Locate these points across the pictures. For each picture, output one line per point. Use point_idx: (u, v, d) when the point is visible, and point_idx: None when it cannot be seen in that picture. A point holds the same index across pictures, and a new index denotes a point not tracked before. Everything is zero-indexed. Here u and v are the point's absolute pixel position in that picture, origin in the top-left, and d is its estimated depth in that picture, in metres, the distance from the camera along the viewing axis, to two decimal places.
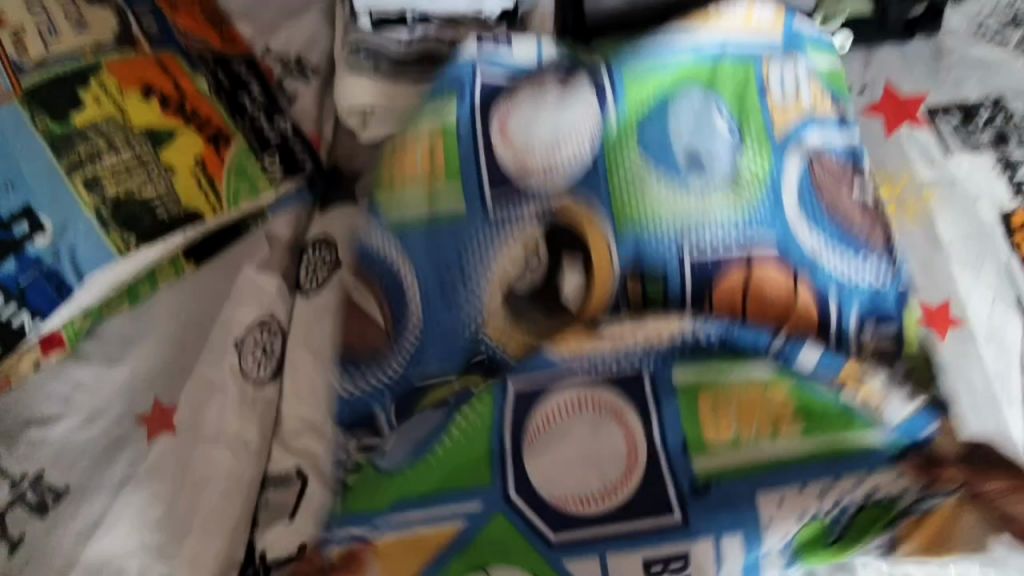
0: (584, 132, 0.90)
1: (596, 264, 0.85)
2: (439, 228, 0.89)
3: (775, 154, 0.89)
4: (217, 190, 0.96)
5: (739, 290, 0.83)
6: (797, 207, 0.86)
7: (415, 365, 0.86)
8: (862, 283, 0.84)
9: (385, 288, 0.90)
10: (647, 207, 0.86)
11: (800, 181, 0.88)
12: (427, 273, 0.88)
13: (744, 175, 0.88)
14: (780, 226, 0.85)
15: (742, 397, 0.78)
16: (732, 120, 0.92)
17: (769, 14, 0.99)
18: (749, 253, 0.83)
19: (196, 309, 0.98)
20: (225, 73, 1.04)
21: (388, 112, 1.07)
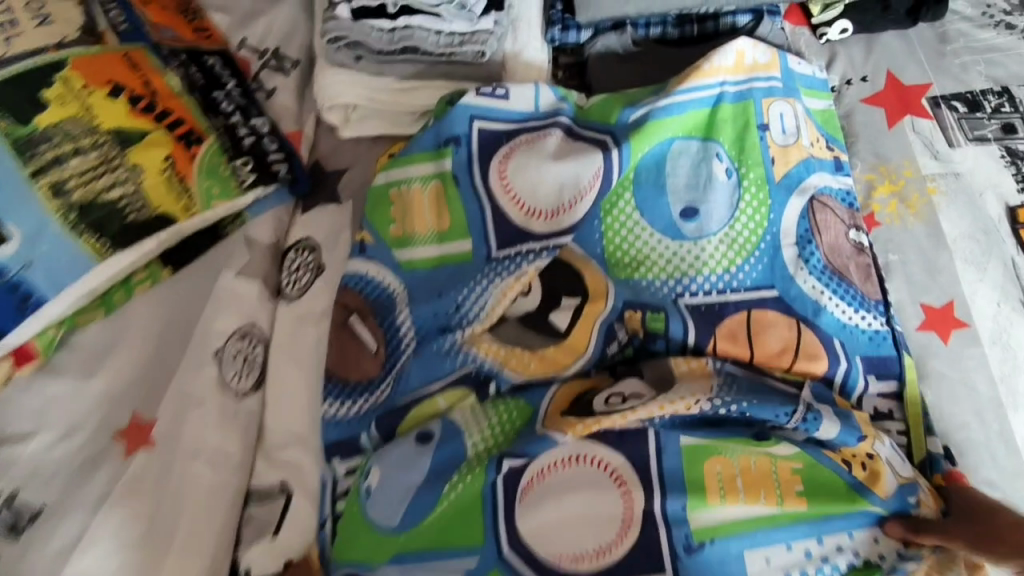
0: (587, 178, 0.91)
1: (584, 318, 0.87)
2: (441, 268, 0.93)
3: (775, 198, 0.90)
4: (189, 192, 0.90)
5: (744, 345, 0.84)
6: (798, 256, 0.88)
7: (402, 387, 0.88)
8: (867, 328, 0.85)
9: (380, 329, 0.92)
10: (638, 251, 0.90)
11: (799, 224, 0.89)
12: (425, 319, 0.91)
13: (741, 225, 0.89)
14: (777, 279, 0.87)
15: (752, 469, 0.75)
16: (732, 167, 0.92)
17: (766, 56, 0.97)
18: (743, 298, 0.87)
19: (173, 318, 0.94)
20: (197, 68, 0.98)
21: (371, 114, 1.05)
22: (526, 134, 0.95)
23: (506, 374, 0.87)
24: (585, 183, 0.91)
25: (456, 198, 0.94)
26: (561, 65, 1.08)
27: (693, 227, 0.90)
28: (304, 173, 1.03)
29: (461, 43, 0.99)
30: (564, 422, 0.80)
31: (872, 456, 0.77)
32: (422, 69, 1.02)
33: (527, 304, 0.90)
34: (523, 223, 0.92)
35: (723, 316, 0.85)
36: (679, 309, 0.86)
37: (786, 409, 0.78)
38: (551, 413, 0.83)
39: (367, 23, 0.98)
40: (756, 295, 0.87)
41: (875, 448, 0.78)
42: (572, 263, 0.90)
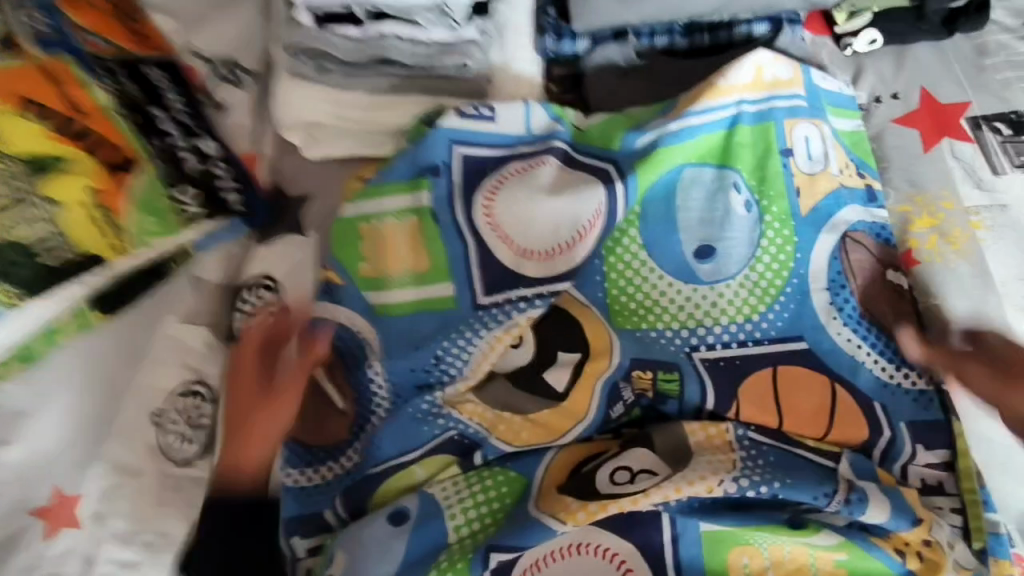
0: (587, 216, 0.79)
1: (585, 376, 0.76)
2: (419, 315, 0.80)
3: (802, 236, 0.80)
4: (119, 229, 0.78)
5: (772, 409, 0.74)
6: (828, 302, 0.78)
7: (372, 457, 0.75)
8: (908, 388, 0.75)
9: (348, 386, 0.79)
10: (647, 298, 0.79)
11: (830, 265, 0.79)
12: (400, 376, 0.78)
13: (763, 267, 0.79)
14: (806, 328, 0.77)
15: (786, 561, 0.66)
16: (752, 199, 0.81)
17: (788, 71, 0.85)
18: (768, 351, 0.76)
19: (106, 372, 0.78)
20: (135, 81, 0.85)
21: (340, 133, 0.92)
22: (519, 161, 0.83)
23: (495, 444, 0.74)
24: (585, 220, 0.79)
25: (435, 237, 0.81)
26: (556, 78, 0.94)
27: (710, 270, 0.79)
28: (263, 204, 0.88)
29: (441, 54, 0.86)
30: (563, 504, 0.69)
31: (930, 543, 0.67)
32: (397, 83, 0.89)
33: (519, 361, 0.78)
34: (514, 265, 0.79)
35: (744, 372, 0.75)
36: (694, 366, 0.76)
37: (825, 490, 0.68)
38: (547, 489, 0.72)
39: (331, 31, 0.85)
40: (783, 347, 0.77)
41: (933, 532, 0.68)
42: (570, 313, 0.79)
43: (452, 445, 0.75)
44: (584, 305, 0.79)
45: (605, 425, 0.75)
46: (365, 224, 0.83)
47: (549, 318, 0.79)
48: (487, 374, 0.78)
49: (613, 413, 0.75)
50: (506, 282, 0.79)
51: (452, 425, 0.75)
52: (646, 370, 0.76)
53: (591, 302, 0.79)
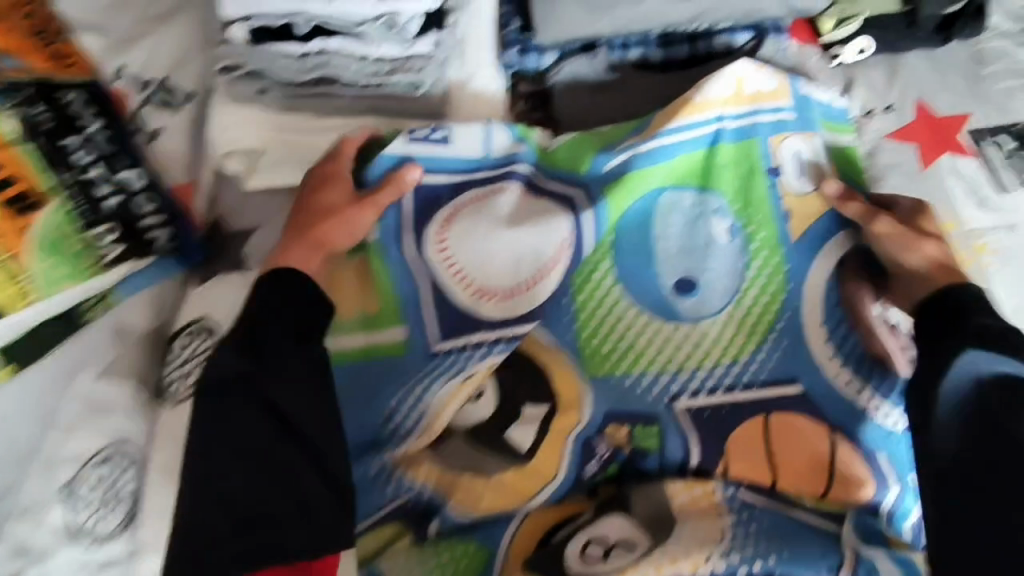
0: (548, 251, 0.72)
1: (553, 433, 0.68)
2: (368, 366, 0.71)
3: (792, 265, 0.72)
4: (23, 278, 0.68)
5: (764, 465, 0.67)
6: (824, 339, 0.70)
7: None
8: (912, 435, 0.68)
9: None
10: (622, 339, 0.71)
11: (825, 295, 0.71)
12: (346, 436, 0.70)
13: (750, 301, 0.72)
14: (800, 370, 0.70)
15: None
16: (737, 226, 0.73)
17: (773, 82, 0.77)
18: (756, 396, 0.69)
19: (17, 438, 0.71)
20: (45, 105, 0.73)
21: (285, 162, 0.82)
22: (473, 189, 0.75)
23: (455, 512, 0.67)
24: (548, 256, 0.72)
25: (384, 280, 0.72)
26: (522, 95, 0.86)
27: (693, 304, 0.72)
28: (193, 239, 0.81)
29: (392, 71, 0.78)
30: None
31: None
32: (346, 105, 0.82)
33: (482, 415, 0.70)
34: (472, 306, 0.71)
35: (732, 425, 0.68)
36: (675, 418, 0.69)
37: (829, 563, 0.62)
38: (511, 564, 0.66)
39: (271, 48, 0.76)
40: (777, 391, 0.69)
41: None
42: (537, 360, 0.70)
43: (407, 511, 0.68)
44: (552, 349, 0.71)
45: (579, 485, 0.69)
46: None
47: (514, 366, 0.71)
48: (443, 431, 0.70)
49: (588, 472, 0.69)
50: (465, 325, 0.71)
51: (411, 491, 0.68)
52: (621, 422, 0.69)
53: (560, 346, 0.71)
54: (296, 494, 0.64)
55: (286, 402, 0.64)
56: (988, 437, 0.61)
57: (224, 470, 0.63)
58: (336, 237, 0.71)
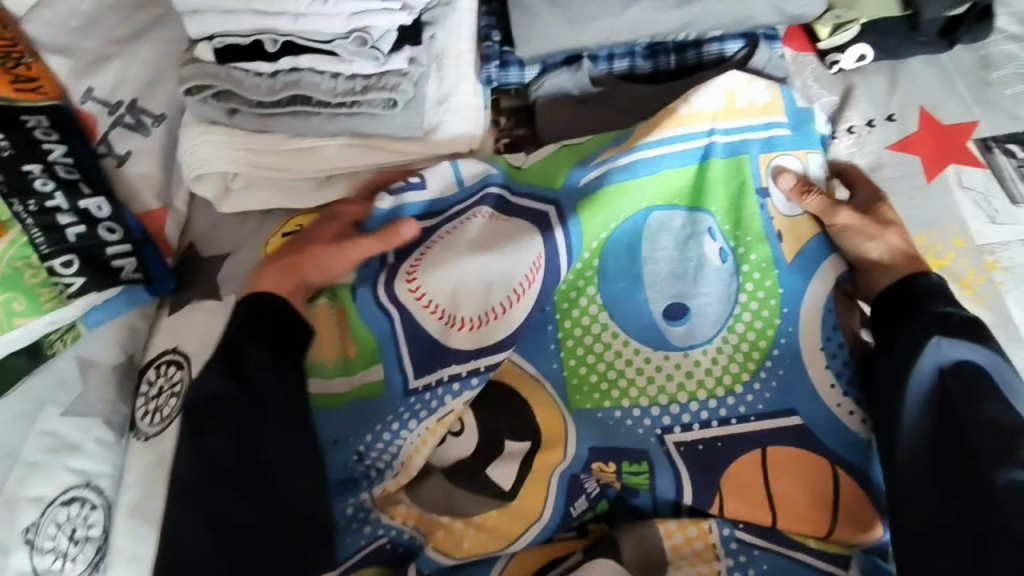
0: (521, 273, 0.67)
1: (536, 469, 0.64)
2: (339, 408, 0.68)
3: (785, 288, 0.68)
4: None
5: (762, 503, 0.63)
6: (823, 365, 0.66)
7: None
8: None
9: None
10: (606, 369, 0.67)
11: (824, 318, 0.67)
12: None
13: (744, 327, 0.68)
14: (797, 400, 0.65)
15: None
16: (726, 247, 0.70)
17: (766, 95, 0.73)
18: (750, 428, 0.65)
19: None
20: (6, 131, 0.73)
21: (256, 182, 0.80)
22: (447, 224, 0.71)
23: (433, 556, 0.64)
24: (519, 279, 0.67)
25: (355, 317, 0.69)
26: (504, 110, 0.84)
27: (684, 331, 0.68)
28: (164, 266, 0.77)
29: (366, 89, 0.74)
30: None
31: None
32: (320, 126, 0.76)
33: (461, 452, 0.66)
34: (445, 337, 0.67)
35: (728, 460, 0.64)
36: (666, 454, 0.65)
37: None
38: None
39: (239, 66, 0.73)
40: (774, 423, 0.65)
41: None
42: (517, 397, 0.67)
43: (384, 555, 0.65)
44: (534, 382, 0.67)
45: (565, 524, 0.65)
46: None
47: (495, 403, 0.67)
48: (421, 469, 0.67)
49: (577, 510, 0.65)
50: (439, 359, 0.67)
51: (390, 535, 0.64)
52: (608, 456, 0.65)
53: (542, 378, 0.67)
54: (288, 513, 0.61)
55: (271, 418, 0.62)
56: (946, 426, 0.59)
57: (213, 487, 0.60)
58: (315, 278, 0.69)
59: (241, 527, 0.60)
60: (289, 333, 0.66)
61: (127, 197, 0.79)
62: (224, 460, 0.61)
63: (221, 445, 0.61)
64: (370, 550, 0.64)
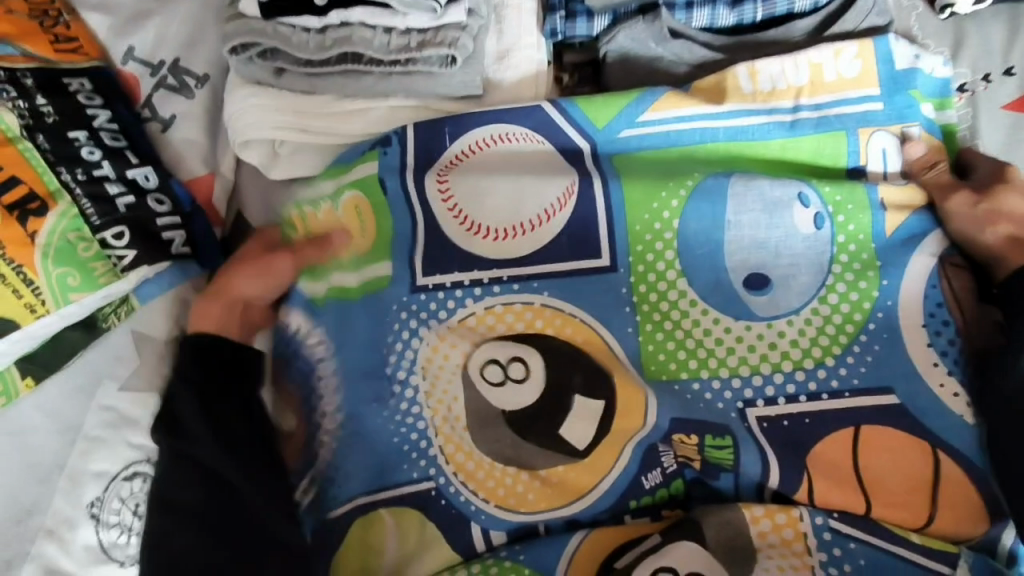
0: (552, 200, 0.67)
1: (611, 434, 0.61)
2: (354, 300, 0.68)
3: (891, 266, 0.62)
4: (33, 288, 0.64)
5: (853, 484, 0.58)
6: (926, 346, 0.60)
7: (334, 492, 0.65)
8: None
9: (291, 389, 0.68)
10: (697, 327, 0.63)
11: (926, 295, 0.62)
12: (353, 367, 0.66)
13: (838, 299, 0.62)
14: (893, 378, 0.60)
15: None
16: (824, 211, 0.64)
17: (855, 67, 0.67)
18: (845, 405, 0.60)
19: (38, 456, 0.67)
20: (48, 95, 0.70)
21: (306, 147, 0.75)
22: (501, 125, 0.70)
23: (498, 515, 0.62)
24: (549, 202, 0.67)
25: (381, 216, 0.70)
26: (567, 65, 0.78)
27: (774, 299, 0.63)
28: (211, 240, 0.76)
29: (421, 45, 0.68)
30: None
31: None
32: (376, 87, 0.70)
33: (534, 410, 0.62)
34: (467, 245, 0.67)
35: (815, 439, 0.60)
36: (749, 430, 0.60)
37: None
38: None
39: (287, 22, 0.68)
40: (872, 399, 0.60)
41: None
42: (589, 370, 0.63)
43: (445, 523, 0.62)
44: (611, 351, 0.63)
45: (634, 497, 0.61)
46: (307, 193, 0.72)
47: (572, 372, 0.63)
48: (484, 436, 0.63)
49: (655, 480, 0.61)
50: (500, 318, 0.65)
51: (454, 502, 0.62)
52: (682, 420, 0.61)
53: (620, 347, 0.64)
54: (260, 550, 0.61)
55: (205, 450, 0.63)
56: None
57: (172, 532, 0.61)
58: (244, 287, 0.69)
59: (206, 562, 0.60)
60: (243, 351, 0.68)
61: (173, 163, 0.76)
62: (189, 506, 0.62)
63: (188, 494, 0.62)
64: (434, 522, 0.62)
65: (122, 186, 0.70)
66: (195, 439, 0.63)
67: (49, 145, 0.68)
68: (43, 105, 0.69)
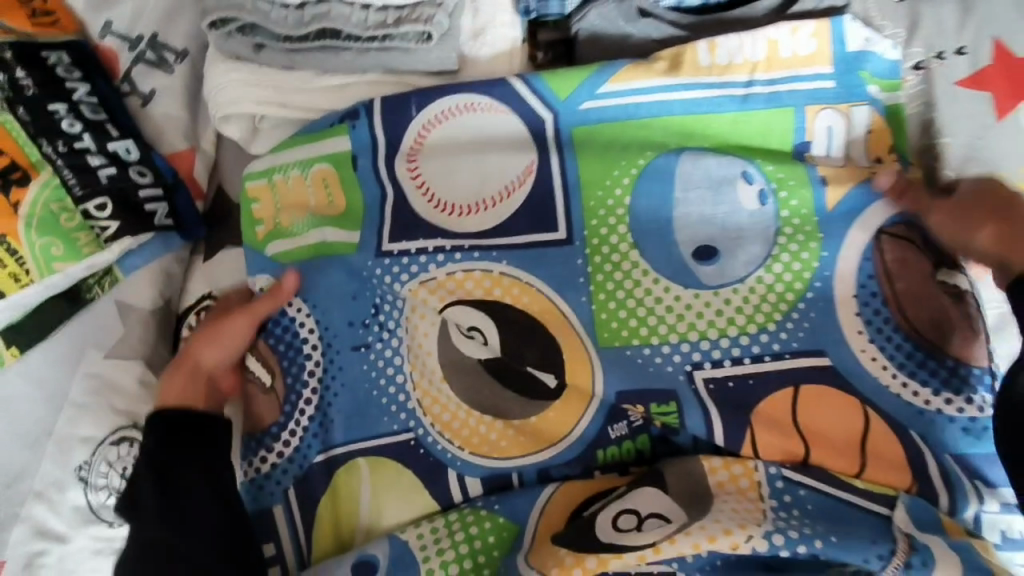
0: (512, 176, 0.70)
1: (569, 390, 0.65)
2: (320, 260, 0.71)
3: (828, 236, 0.66)
4: (20, 258, 0.67)
5: (793, 438, 0.61)
6: (853, 313, 0.63)
7: (317, 439, 0.68)
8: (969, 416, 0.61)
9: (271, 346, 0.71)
10: (654, 288, 0.66)
11: (860, 268, 0.65)
12: (336, 321, 0.69)
13: (781, 269, 0.65)
14: (830, 343, 0.63)
15: None
16: (767, 188, 0.67)
17: (812, 44, 0.71)
18: (784, 366, 0.63)
19: (24, 421, 0.69)
20: (27, 67, 0.70)
21: (286, 122, 0.77)
22: (467, 96, 0.72)
23: (474, 461, 0.65)
24: (509, 180, 0.70)
25: (352, 189, 0.73)
26: (541, 43, 0.80)
27: (724, 267, 0.66)
28: (197, 213, 0.76)
29: (398, 21, 0.70)
30: (555, 557, 0.58)
31: None
32: (352, 63, 0.72)
33: (502, 362, 0.66)
34: (433, 220, 0.70)
35: (759, 397, 0.62)
36: (695, 393, 0.63)
37: (879, 551, 0.55)
38: (544, 534, 0.62)
39: None
40: (803, 362, 0.63)
41: None
42: (552, 333, 0.66)
43: (420, 472, 0.66)
44: (577, 311, 0.66)
45: (601, 448, 0.65)
46: (282, 163, 0.74)
47: (534, 337, 0.66)
48: (450, 394, 0.66)
49: (621, 431, 0.65)
50: (463, 284, 0.68)
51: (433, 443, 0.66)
52: (631, 380, 0.64)
53: (585, 311, 0.66)
54: None
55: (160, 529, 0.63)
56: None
57: None
58: (203, 355, 0.69)
59: None
60: (207, 425, 0.68)
61: (152, 137, 0.77)
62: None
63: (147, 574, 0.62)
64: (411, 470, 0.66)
65: (105, 160, 0.71)
66: (149, 521, 0.63)
67: (33, 119, 0.69)
68: (24, 79, 0.70)
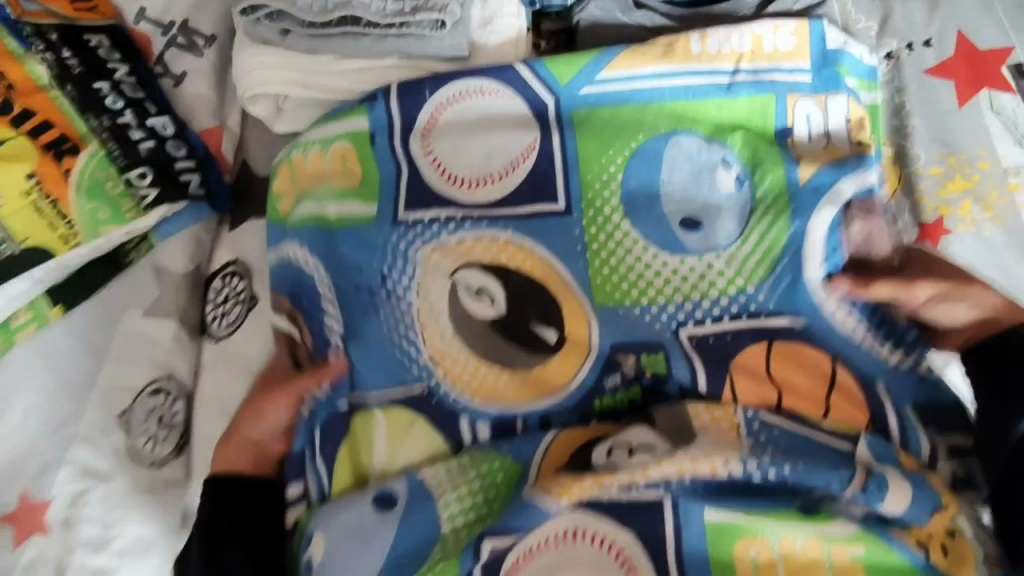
0: (517, 153, 0.77)
1: (569, 346, 0.72)
2: (338, 230, 0.76)
3: (796, 213, 0.72)
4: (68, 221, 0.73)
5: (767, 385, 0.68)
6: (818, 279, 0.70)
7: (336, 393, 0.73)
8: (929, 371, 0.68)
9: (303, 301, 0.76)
10: (642, 255, 0.73)
11: (825, 240, 0.71)
12: (345, 289, 0.75)
13: (752, 243, 0.72)
14: (800, 305, 0.70)
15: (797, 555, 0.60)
16: (743, 171, 0.75)
17: (791, 42, 0.78)
18: (760, 324, 0.70)
19: (69, 373, 0.75)
20: (72, 49, 0.77)
21: (308, 103, 0.82)
22: (476, 81, 0.78)
23: (482, 408, 0.72)
24: (515, 156, 0.77)
25: (369, 167, 0.79)
26: (544, 32, 0.87)
27: (704, 239, 0.72)
28: (225, 188, 0.82)
29: (414, 10, 0.77)
30: (557, 481, 0.65)
31: (955, 533, 0.61)
32: (371, 48, 0.79)
33: (508, 321, 0.73)
34: (445, 193, 0.77)
35: (738, 350, 0.69)
36: (680, 345, 0.71)
37: (841, 476, 0.62)
38: (546, 469, 0.68)
39: None
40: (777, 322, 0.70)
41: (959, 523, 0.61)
42: (553, 294, 0.73)
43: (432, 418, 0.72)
44: (576, 274, 0.73)
45: (597, 397, 0.71)
46: (306, 141, 0.81)
47: (535, 298, 0.73)
48: (460, 350, 0.73)
49: (615, 382, 0.71)
50: (473, 251, 0.74)
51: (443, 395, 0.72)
52: (623, 335, 0.71)
53: (581, 275, 0.73)
54: None
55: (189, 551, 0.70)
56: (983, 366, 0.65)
57: None
58: (248, 430, 0.73)
59: None
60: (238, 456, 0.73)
61: (184, 115, 0.83)
62: None
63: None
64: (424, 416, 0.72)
65: (144, 134, 0.78)
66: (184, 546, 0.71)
67: (79, 95, 0.76)
68: (70, 59, 0.77)
